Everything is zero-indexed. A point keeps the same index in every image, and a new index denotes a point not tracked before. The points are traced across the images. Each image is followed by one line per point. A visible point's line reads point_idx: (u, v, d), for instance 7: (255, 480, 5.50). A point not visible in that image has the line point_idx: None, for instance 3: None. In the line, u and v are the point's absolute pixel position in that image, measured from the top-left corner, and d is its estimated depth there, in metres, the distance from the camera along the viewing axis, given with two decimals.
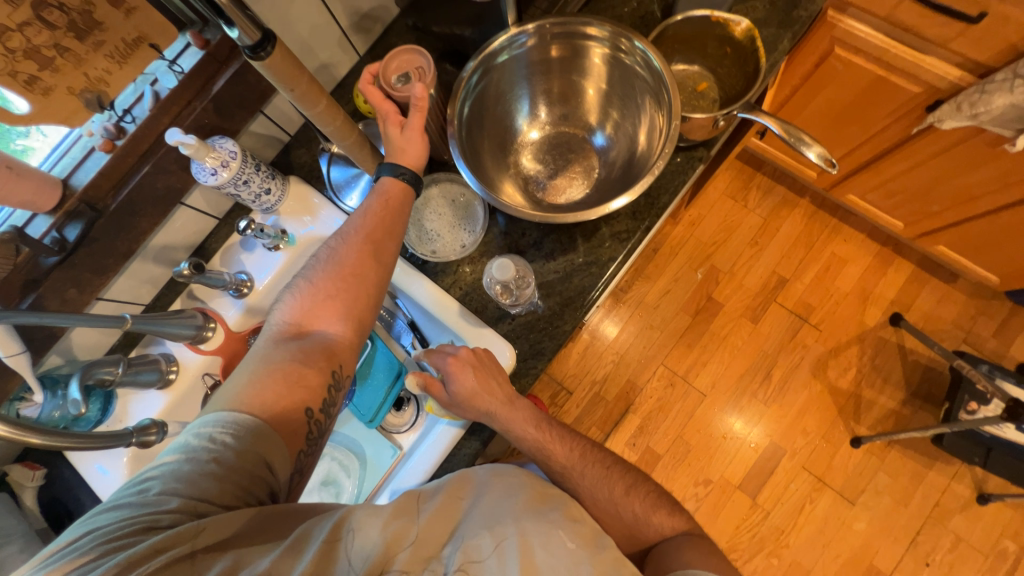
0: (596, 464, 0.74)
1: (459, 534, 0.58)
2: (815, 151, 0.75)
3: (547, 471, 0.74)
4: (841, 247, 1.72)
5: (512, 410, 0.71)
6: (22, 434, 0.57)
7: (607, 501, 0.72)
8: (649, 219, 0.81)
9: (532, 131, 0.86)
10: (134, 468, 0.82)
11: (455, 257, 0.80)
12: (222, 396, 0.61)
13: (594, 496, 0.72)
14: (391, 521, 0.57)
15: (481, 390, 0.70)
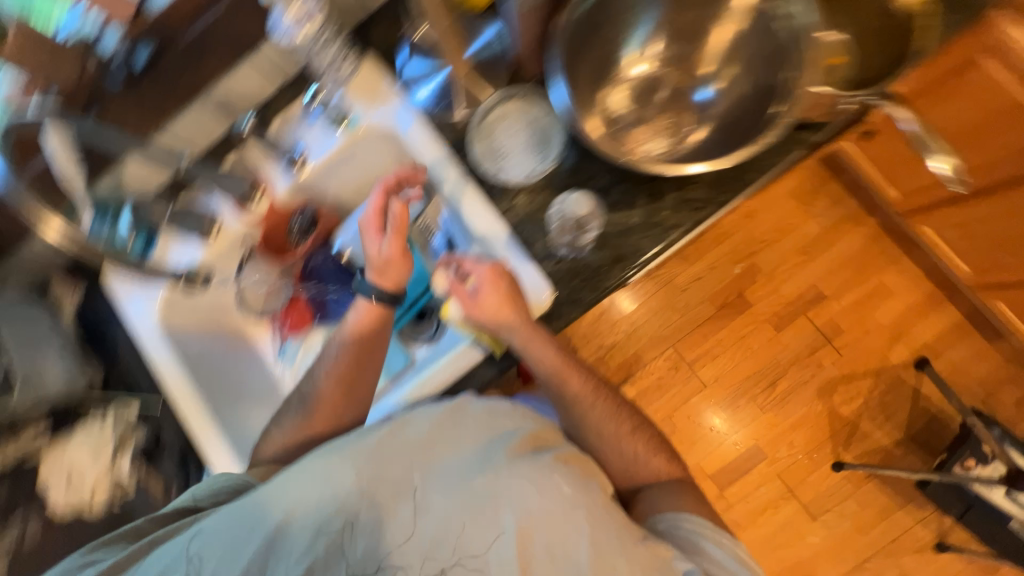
0: (603, 396, 0.79)
1: (458, 475, 0.66)
2: (937, 161, 0.69)
3: (557, 397, 0.78)
4: (892, 278, 1.65)
5: (536, 336, 0.72)
6: (80, 245, 0.61)
7: (608, 432, 0.77)
8: (728, 194, 0.75)
9: (640, 64, 0.78)
10: (166, 313, 0.85)
11: (516, 180, 0.77)
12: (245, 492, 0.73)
13: (595, 425, 0.78)
14: (395, 456, 0.66)
15: (508, 309, 0.71)
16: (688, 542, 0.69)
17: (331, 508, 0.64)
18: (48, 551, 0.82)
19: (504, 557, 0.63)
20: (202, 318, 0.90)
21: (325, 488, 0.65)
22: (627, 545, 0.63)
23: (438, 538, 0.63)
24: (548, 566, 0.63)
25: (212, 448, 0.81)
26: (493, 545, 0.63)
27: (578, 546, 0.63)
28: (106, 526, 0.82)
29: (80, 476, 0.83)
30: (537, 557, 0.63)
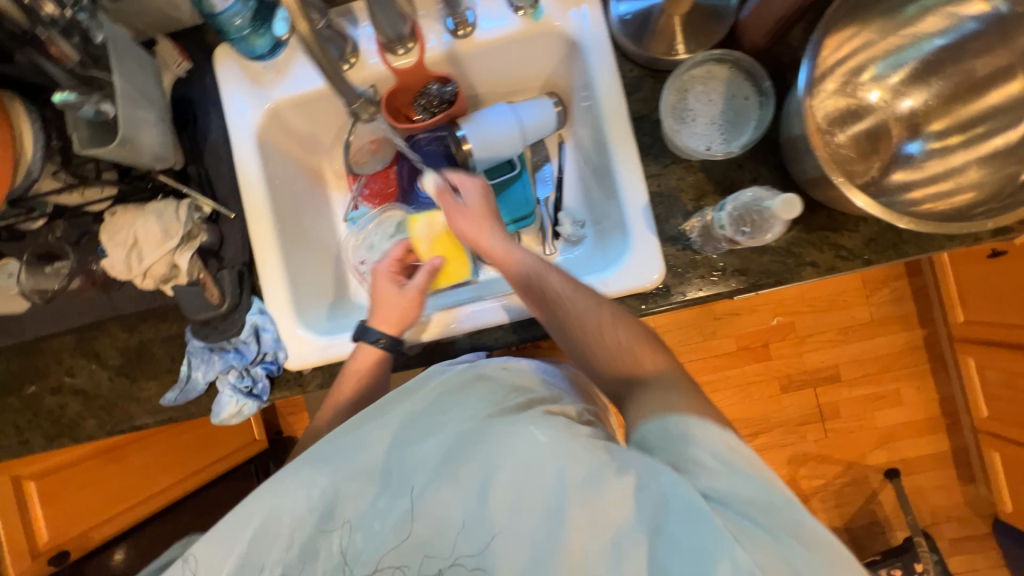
0: (590, 292, 0.67)
1: (426, 446, 0.59)
2: None
3: (540, 305, 0.68)
4: (908, 390, 1.66)
5: (506, 253, 0.71)
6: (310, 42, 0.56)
7: (586, 326, 0.64)
8: (878, 257, 0.69)
9: (872, 90, 0.66)
10: (267, 125, 0.80)
11: (694, 154, 0.65)
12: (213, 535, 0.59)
13: (579, 323, 0.64)
14: (366, 437, 0.61)
15: (487, 215, 0.74)
16: (681, 452, 0.51)
17: (314, 510, 0.58)
18: (69, 304, 0.79)
19: (489, 533, 0.53)
20: (294, 147, 0.88)
21: (306, 486, 0.59)
22: (612, 481, 0.50)
23: (416, 513, 0.55)
24: (530, 540, 0.52)
25: (269, 282, 0.77)
26: (474, 515, 0.54)
27: (556, 495, 0.51)
28: (134, 305, 0.79)
29: (139, 248, 0.71)
30: (516, 523, 0.53)
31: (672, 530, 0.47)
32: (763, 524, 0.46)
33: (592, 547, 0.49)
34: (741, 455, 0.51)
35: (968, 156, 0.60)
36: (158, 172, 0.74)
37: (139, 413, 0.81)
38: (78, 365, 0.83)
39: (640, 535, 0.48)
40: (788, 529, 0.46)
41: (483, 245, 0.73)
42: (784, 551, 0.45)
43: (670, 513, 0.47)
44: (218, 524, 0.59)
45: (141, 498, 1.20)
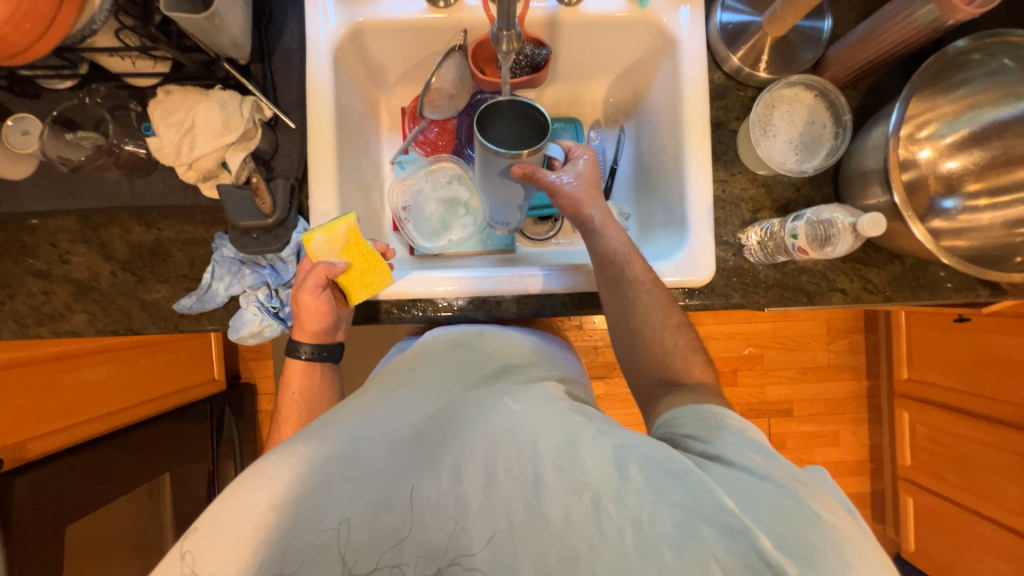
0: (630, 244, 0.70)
1: (388, 427, 0.53)
2: None
3: (614, 290, 0.68)
4: (850, 435, 1.75)
5: (595, 202, 0.70)
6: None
7: (654, 325, 0.66)
8: (897, 295, 0.76)
9: (924, 148, 0.71)
10: (346, 41, 0.76)
11: (774, 165, 0.71)
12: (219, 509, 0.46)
13: (646, 319, 0.66)
14: (325, 426, 0.53)
15: (596, 190, 0.71)
16: (694, 431, 0.54)
17: (260, 515, 0.46)
18: (85, 183, 0.71)
19: (467, 514, 0.48)
20: (360, 73, 0.83)
21: (260, 483, 0.47)
22: (588, 443, 0.50)
23: (386, 497, 0.48)
24: (507, 512, 0.47)
25: (320, 204, 0.73)
26: (449, 493, 0.49)
27: (534, 463, 0.49)
28: (160, 199, 0.72)
29: (195, 134, 0.66)
30: (495, 493, 0.48)
31: (658, 485, 0.47)
32: (765, 474, 0.47)
33: (574, 516, 0.46)
34: (751, 436, 0.52)
35: (995, 217, 0.69)
36: (224, 60, 0.67)
37: (139, 317, 0.74)
38: (74, 253, 0.74)
39: (631, 501, 0.46)
40: (780, 471, 0.48)
41: (584, 217, 0.70)
42: (783, 494, 0.46)
43: (655, 467, 0.48)
44: (160, 558, 0.44)
45: (95, 415, 1.10)
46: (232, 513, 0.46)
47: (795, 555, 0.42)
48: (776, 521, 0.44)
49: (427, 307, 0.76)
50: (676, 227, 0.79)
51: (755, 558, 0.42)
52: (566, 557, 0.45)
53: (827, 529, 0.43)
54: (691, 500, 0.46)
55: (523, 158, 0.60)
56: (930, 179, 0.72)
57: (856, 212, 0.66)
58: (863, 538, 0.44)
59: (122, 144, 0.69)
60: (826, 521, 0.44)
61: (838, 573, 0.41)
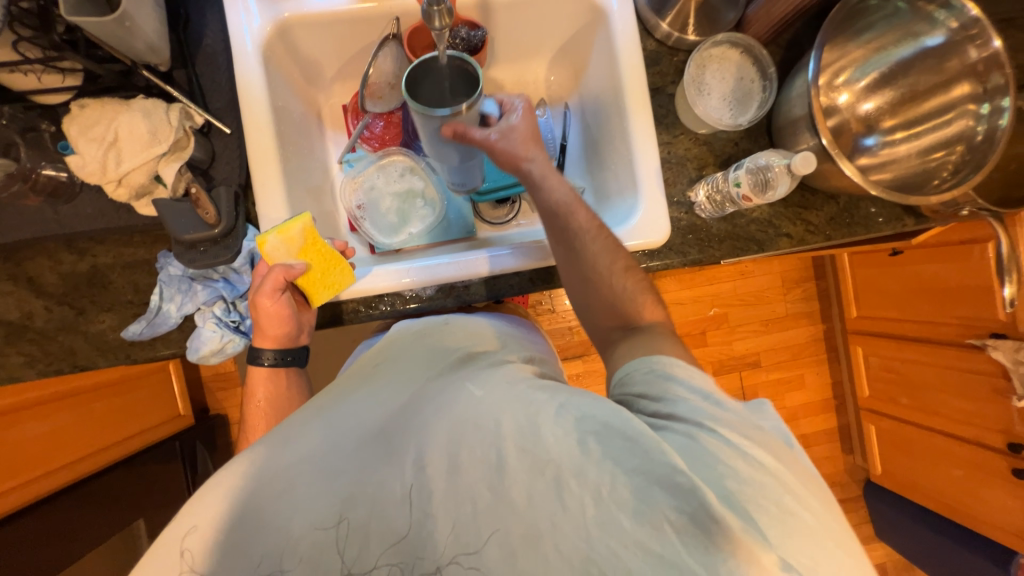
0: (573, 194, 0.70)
1: (355, 425, 0.54)
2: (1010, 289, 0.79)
3: (562, 242, 0.69)
4: (813, 377, 1.86)
5: (530, 153, 0.70)
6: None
7: (604, 272, 0.67)
8: (836, 233, 0.81)
9: (842, 93, 0.77)
10: (273, 39, 0.73)
11: (711, 121, 0.75)
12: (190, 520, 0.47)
13: (595, 266, 0.67)
14: (290, 429, 0.54)
15: (532, 141, 0.70)
16: (646, 388, 0.55)
17: (232, 518, 0.47)
18: (1, 214, 0.65)
19: (430, 503, 0.48)
20: (294, 72, 0.80)
21: (230, 488, 0.48)
22: (550, 420, 0.49)
23: (352, 494, 0.48)
24: (472, 495, 0.48)
25: (269, 209, 0.71)
26: (414, 484, 0.49)
27: (496, 446, 0.49)
28: (90, 222, 0.67)
29: (120, 147, 0.62)
30: (458, 479, 0.48)
31: (615, 453, 0.47)
32: (716, 430, 0.49)
33: (535, 493, 0.47)
34: (698, 384, 0.54)
35: (910, 148, 0.76)
36: (142, 67, 0.63)
37: (84, 351, 0.69)
38: (0, 292, 0.68)
39: (591, 474, 0.46)
40: (733, 425, 0.49)
41: (523, 171, 0.69)
42: (731, 447, 0.47)
43: (612, 434, 0.48)
44: (157, 545, 0.46)
45: (49, 468, 1.01)
46: (198, 520, 0.47)
47: (739, 510, 0.44)
48: (724, 476, 0.46)
49: (394, 301, 0.75)
50: (628, 193, 0.81)
51: (704, 514, 0.43)
52: (528, 534, 0.46)
53: (770, 480, 0.46)
54: (646, 464, 0.46)
55: (458, 115, 0.60)
56: (851, 121, 0.78)
57: (789, 153, 0.71)
58: (803, 480, 0.47)
59: (37, 168, 0.64)
60: (768, 469, 0.47)
61: (778, 525, 0.44)
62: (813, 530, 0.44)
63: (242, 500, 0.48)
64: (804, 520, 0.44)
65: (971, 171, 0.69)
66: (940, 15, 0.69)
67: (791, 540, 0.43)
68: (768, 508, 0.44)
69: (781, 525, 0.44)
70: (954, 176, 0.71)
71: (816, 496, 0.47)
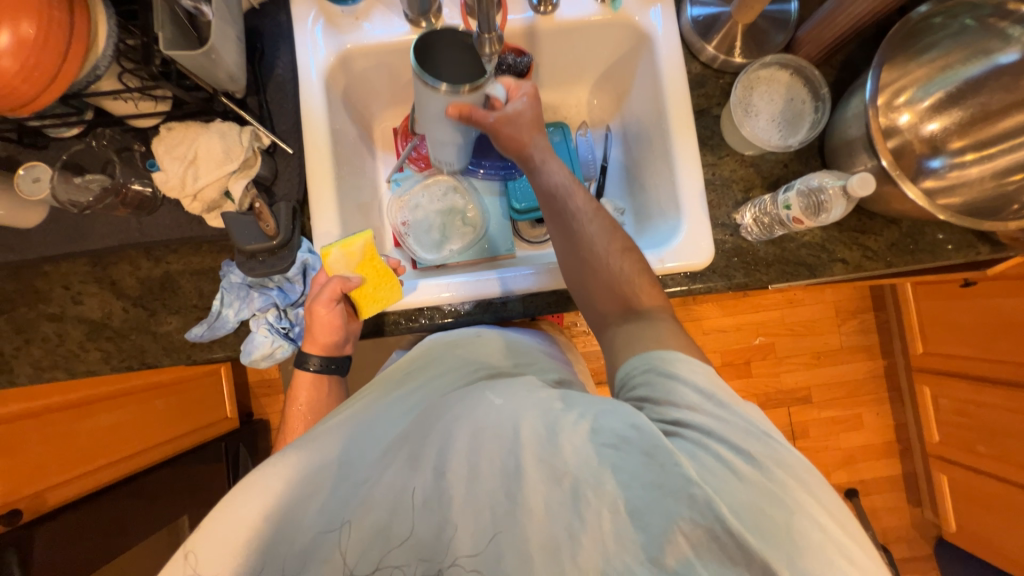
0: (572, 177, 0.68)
1: (381, 435, 0.55)
2: None
3: (558, 223, 0.66)
4: (872, 417, 1.71)
5: (531, 139, 0.68)
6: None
7: (600, 253, 0.64)
8: (898, 260, 0.76)
9: (903, 114, 0.73)
10: (335, 69, 0.79)
11: (758, 143, 0.73)
12: (225, 517, 0.48)
13: (591, 247, 0.64)
14: (319, 432, 0.55)
15: (535, 126, 0.69)
16: (648, 391, 0.52)
17: (264, 519, 0.48)
18: (95, 223, 0.73)
19: (449, 509, 0.48)
20: (351, 97, 0.86)
21: (264, 488, 0.50)
22: (569, 429, 0.49)
23: (373, 495, 0.49)
24: (490, 503, 0.47)
25: (322, 225, 0.75)
26: (433, 491, 0.48)
27: (514, 455, 0.48)
28: (167, 233, 0.74)
29: (198, 165, 0.69)
30: (476, 488, 0.48)
31: (630, 465, 0.46)
32: (727, 439, 0.47)
33: (553, 504, 0.46)
34: (702, 383, 0.51)
35: (982, 171, 0.71)
36: (221, 95, 0.70)
37: (152, 350, 0.75)
38: (87, 293, 0.76)
39: (608, 489, 0.45)
40: (739, 433, 0.47)
41: (524, 155, 0.69)
42: (743, 459, 0.46)
43: (627, 446, 0.47)
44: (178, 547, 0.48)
45: (111, 459, 1.08)
46: (228, 521, 0.48)
47: (754, 526, 0.42)
48: (736, 490, 0.44)
49: (433, 314, 0.77)
50: (670, 213, 0.80)
51: (720, 528, 0.42)
52: (546, 544, 0.45)
53: (784, 488, 0.44)
54: (662, 478, 0.44)
55: (461, 96, 0.62)
56: (914, 142, 0.74)
57: (845, 175, 0.68)
58: (819, 494, 0.45)
59: (128, 183, 0.71)
60: (776, 477, 0.45)
61: (795, 537, 0.42)
62: (836, 550, 0.42)
63: (274, 504, 0.49)
64: (814, 538, 0.42)
65: None
66: (1014, 32, 0.67)
67: (805, 555, 0.41)
68: (780, 518, 0.43)
69: (795, 534, 0.42)
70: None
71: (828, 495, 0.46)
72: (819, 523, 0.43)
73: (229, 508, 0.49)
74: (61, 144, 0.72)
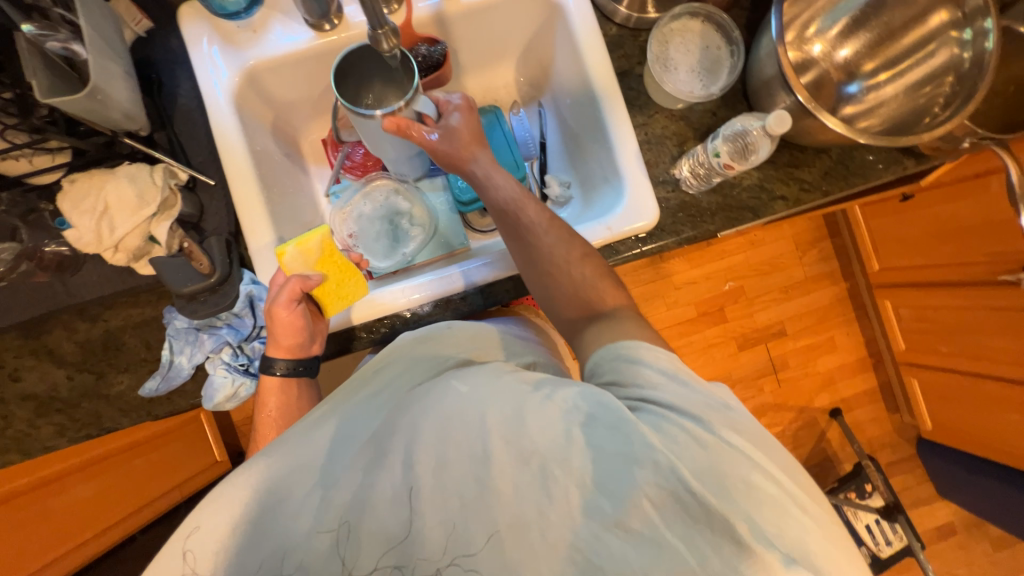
0: (518, 189, 0.68)
1: (352, 434, 0.54)
2: None
3: (516, 238, 0.66)
4: (843, 338, 1.79)
5: (471, 153, 0.68)
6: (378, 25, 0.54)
7: (561, 262, 0.63)
8: (833, 187, 0.78)
9: (816, 44, 0.75)
10: (242, 90, 0.75)
11: (683, 97, 0.73)
12: (196, 526, 0.48)
13: (550, 257, 0.63)
14: (285, 438, 0.54)
15: (476, 139, 0.69)
16: (615, 375, 0.51)
17: (234, 529, 0.48)
18: (16, 293, 0.68)
19: (419, 502, 0.48)
20: (268, 115, 0.83)
21: (230, 499, 0.49)
22: (536, 409, 0.49)
23: (345, 502, 0.49)
24: (458, 490, 0.48)
25: (260, 253, 0.72)
26: (403, 488, 0.49)
27: (481, 440, 0.49)
28: (98, 290, 0.70)
29: (112, 215, 0.65)
30: (444, 479, 0.48)
31: (596, 438, 0.47)
32: (692, 411, 0.47)
33: (520, 482, 0.47)
34: (666, 365, 0.51)
35: (897, 88, 0.73)
36: (124, 135, 0.66)
37: (109, 413, 0.72)
38: (25, 368, 0.72)
39: (575, 460, 0.46)
40: (701, 405, 0.48)
41: (467, 171, 0.68)
42: (705, 426, 0.47)
43: (594, 422, 0.47)
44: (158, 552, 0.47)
45: (97, 531, 1.06)
46: (206, 530, 0.48)
47: (710, 483, 0.44)
48: (698, 454, 0.45)
49: (395, 321, 0.75)
50: (612, 180, 0.80)
51: (682, 489, 0.44)
52: (515, 524, 0.46)
53: (744, 457, 0.46)
54: (626, 446, 0.46)
55: (397, 111, 0.62)
56: (830, 72, 0.76)
57: (766, 116, 0.69)
58: (778, 462, 0.47)
59: (42, 246, 0.67)
60: (739, 447, 0.46)
61: (750, 498, 0.44)
62: (789, 510, 0.44)
63: (246, 511, 0.49)
64: (771, 494, 0.44)
65: (962, 102, 0.65)
66: None
67: (763, 514, 0.43)
68: (733, 481, 0.44)
69: (750, 495, 0.44)
70: (946, 109, 0.68)
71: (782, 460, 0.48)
72: (772, 482, 0.45)
73: (207, 510, 0.49)
74: None
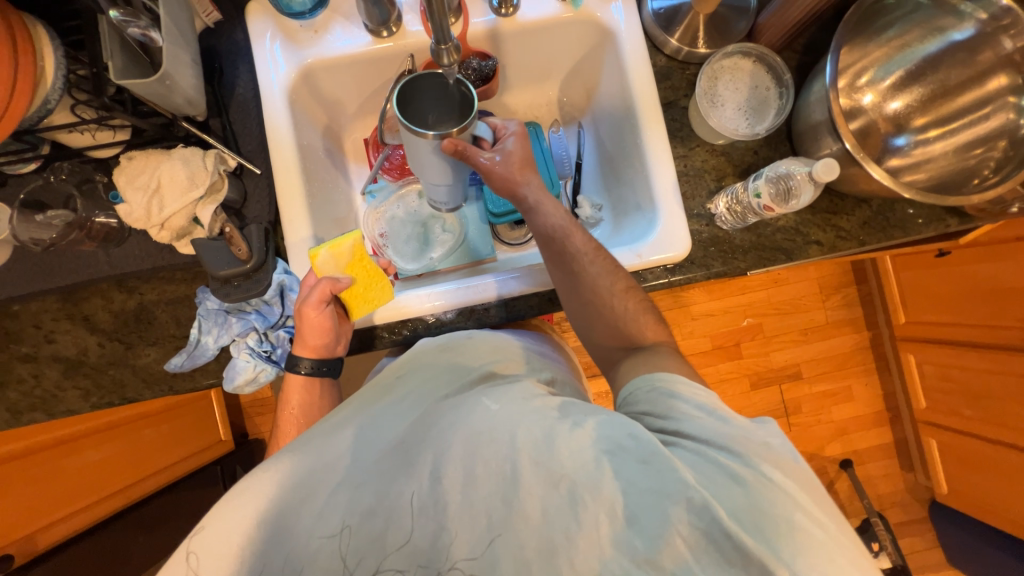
0: (568, 217, 0.70)
1: (377, 440, 0.54)
2: None
3: (560, 264, 0.68)
4: (861, 389, 1.74)
5: (524, 179, 0.70)
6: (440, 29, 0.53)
7: (604, 293, 0.66)
8: (870, 237, 0.77)
9: (867, 94, 0.75)
10: (297, 85, 0.78)
11: (726, 133, 0.73)
12: (219, 522, 0.49)
13: (595, 287, 0.66)
14: (311, 438, 0.55)
15: (527, 165, 0.71)
16: (651, 406, 0.54)
17: (257, 528, 0.49)
18: (61, 258, 0.71)
19: (446, 515, 0.48)
20: (318, 112, 0.85)
21: (253, 497, 0.50)
22: (566, 435, 0.49)
23: (370, 507, 0.49)
24: (486, 508, 0.48)
25: (295, 245, 0.74)
26: (428, 497, 0.49)
27: (510, 459, 0.49)
28: (138, 264, 0.72)
29: (162, 194, 0.67)
30: (470, 496, 0.49)
31: (627, 471, 0.47)
32: (726, 445, 0.48)
33: (550, 508, 0.46)
34: (703, 400, 0.52)
35: (946, 146, 0.72)
36: (182, 120, 0.69)
37: (133, 383, 0.74)
38: (59, 331, 0.74)
39: (605, 489, 0.46)
40: (734, 438, 0.48)
41: (519, 196, 0.70)
42: (744, 464, 0.46)
43: (625, 454, 0.47)
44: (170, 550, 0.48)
45: (103, 495, 1.07)
46: (223, 528, 0.48)
47: (748, 526, 0.43)
48: (734, 494, 0.45)
49: (417, 325, 0.76)
50: (646, 208, 0.81)
51: (716, 529, 0.43)
52: (543, 548, 0.46)
53: (783, 497, 0.45)
54: (659, 482, 0.45)
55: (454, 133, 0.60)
56: (879, 121, 0.76)
57: (811, 161, 0.69)
58: (824, 507, 0.46)
59: (92, 216, 0.71)
60: (780, 484, 0.46)
61: (792, 544, 0.43)
62: (837, 558, 0.42)
63: (267, 511, 0.49)
64: (817, 539, 0.43)
65: (1015, 168, 0.65)
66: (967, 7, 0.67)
67: (805, 560, 0.42)
68: (773, 523, 0.43)
69: (797, 543, 0.43)
70: (997, 174, 0.67)
71: (824, 501, 0.47)
72: (817, 525, 0.44)
73: (223, 512, 0.49)
74: (20, 181, 0.71)
